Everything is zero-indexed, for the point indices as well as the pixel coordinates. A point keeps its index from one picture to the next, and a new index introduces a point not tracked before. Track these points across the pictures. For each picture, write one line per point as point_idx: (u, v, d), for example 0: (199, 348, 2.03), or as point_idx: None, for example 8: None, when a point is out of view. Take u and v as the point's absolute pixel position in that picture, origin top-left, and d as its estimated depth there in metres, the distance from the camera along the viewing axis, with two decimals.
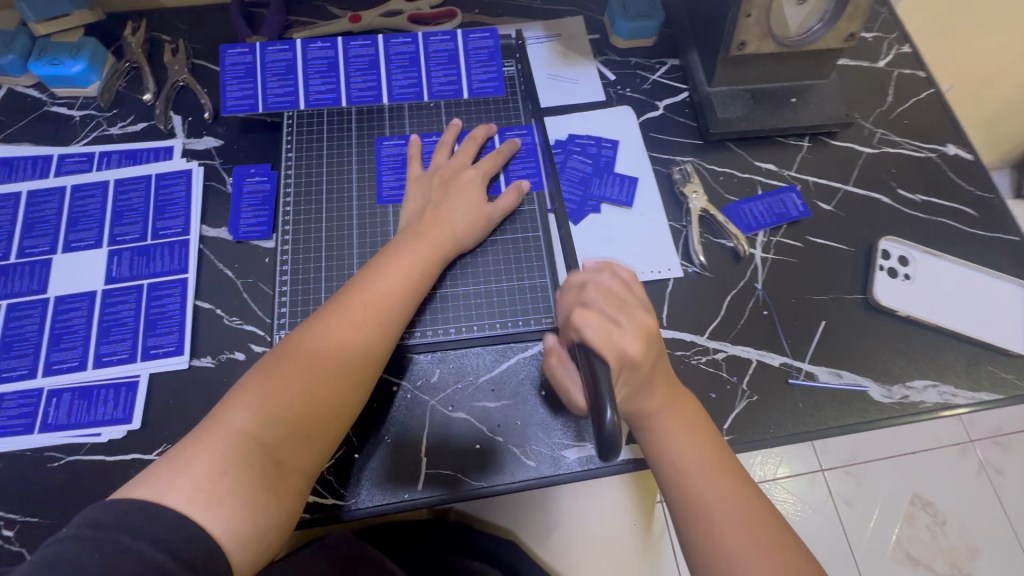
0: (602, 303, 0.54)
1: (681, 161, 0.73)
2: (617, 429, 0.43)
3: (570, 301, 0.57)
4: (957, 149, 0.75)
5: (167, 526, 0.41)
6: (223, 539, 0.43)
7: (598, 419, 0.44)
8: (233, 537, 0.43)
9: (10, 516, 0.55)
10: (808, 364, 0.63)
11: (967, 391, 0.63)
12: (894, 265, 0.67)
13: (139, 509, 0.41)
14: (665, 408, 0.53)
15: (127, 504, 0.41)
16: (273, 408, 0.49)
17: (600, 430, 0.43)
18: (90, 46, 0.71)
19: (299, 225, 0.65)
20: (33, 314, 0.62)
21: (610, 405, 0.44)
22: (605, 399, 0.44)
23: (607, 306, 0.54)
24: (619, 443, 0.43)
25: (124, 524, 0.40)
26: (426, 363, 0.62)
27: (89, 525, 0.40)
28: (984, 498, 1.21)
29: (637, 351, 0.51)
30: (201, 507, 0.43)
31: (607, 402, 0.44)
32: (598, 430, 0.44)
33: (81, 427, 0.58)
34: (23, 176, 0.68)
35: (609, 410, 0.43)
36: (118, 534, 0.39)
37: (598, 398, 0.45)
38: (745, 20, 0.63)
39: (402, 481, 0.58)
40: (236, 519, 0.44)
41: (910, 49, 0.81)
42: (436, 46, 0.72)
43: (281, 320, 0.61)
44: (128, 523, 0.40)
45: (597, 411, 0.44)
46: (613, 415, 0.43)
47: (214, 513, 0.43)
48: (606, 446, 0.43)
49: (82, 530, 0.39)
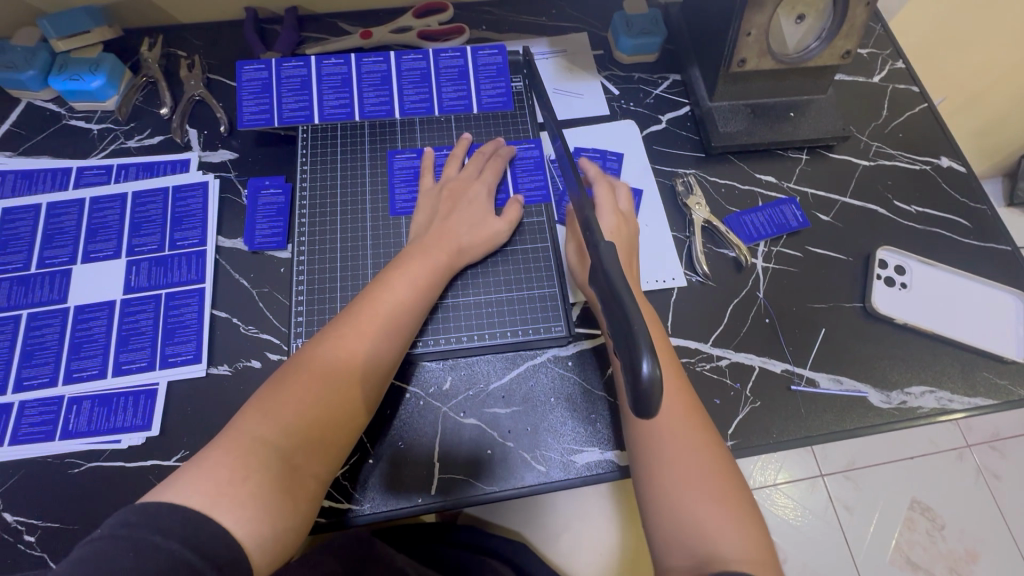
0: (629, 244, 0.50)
1: (684, 173, 0.75)
2: (657, 383, 0.37)
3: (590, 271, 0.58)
4: (951, 161, 0.77)
5: (194, 527, 0.42)
6: (245, 542, 0.44)
7: (633, 373, 0.38)
8: (254, 539, 0.44)
9: (32, 521, 0.56)
10: (809, 370, 0.65)
11: (963, 397, 0.65)
12: (891, 274, 0.70)
13: (167, 511, 0.42)
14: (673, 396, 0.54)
15: (156, 506, 0.42)
16: (288, 416, 0.50)
17: (637, 389, 0.37)
18: (109, 61, 0.73)
19: (313, 236, 0.67)
20: (53, 323, 0.63)
21: (649, 357, 0.37)
22: (640, 350, 0.37)
23: None
24: (657, 402, 0.37)
25: (154, 524, 0.41)
26: (437, 371, 0.64)
27: (122, 526, 0.40)
28: (982, 502, 1.23)
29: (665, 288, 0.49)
30: (224, 509, 0.44)
31: (643, 354, 0.37)
32: (635, 385, 0.38)
33: (101, 434, 0.59)
34: (43, 188, 0.69)
35: (646, 364, 0.37)
36: (149, 533, 0.40)
37: (634, 349, 0.38)
38: (746, 38, 0.65)
39: (415, 485, 0.59)
40: (257, 522, 0.45)
41: (904, 64, 0.83)
42: (446, 62, 0.74)
43: (297, 329, 0.63)
44: (156, 524, 0.41)
45: (632, 366, 0.38)
46: (651, 368, 0.37)
47: (237, 517, 0.44)
48: (643, 404, 0.37)
49: (115, 530, 0.40)
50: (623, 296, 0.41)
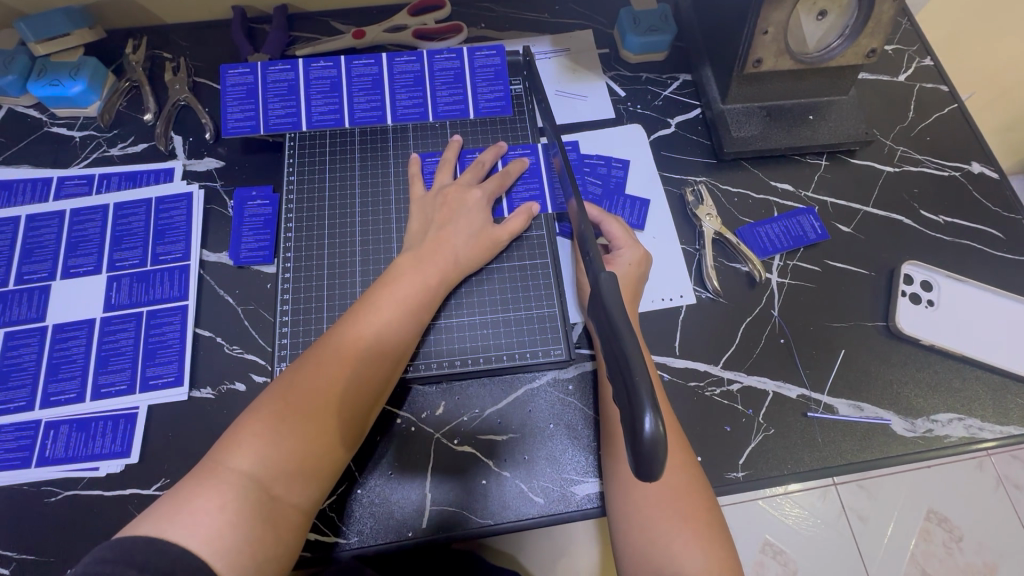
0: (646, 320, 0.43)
1: (694, 181, 0.70)
2: (659, 442, 0.33)
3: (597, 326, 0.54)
4: (982, 167, 0.72)
5: (174, 560, 0.40)
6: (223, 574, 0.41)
7: (633, 428, 0.34)
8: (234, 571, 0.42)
9: (8, 553, 0.54)
10: (827, 396, 0.61)
11: (994, 425, 0.60)
12: (917, 290, 0.65)
13: (144, 544, 0.39)
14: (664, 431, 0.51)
15: (132, 539, 0.40)
16: (270, 448, 0.46)
17: (637, 448, 0.34)
18: (90, 65, 0.70)
19: (299, 251, 0.63)
20: (31, 343, 0.61)
21: (651, 414, 0.34)
22: (642, 404, 0.34)
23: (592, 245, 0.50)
24: (662, 462, 0.33)
25: (129, 559, 0.38)
26: (431, 394, 0.60)
27: (96, 562, 0.38)
28: (1002, 514, 1.18)
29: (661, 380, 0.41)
30: (202, 541, 0.41)
31: (646, 408, 0.34)
32: (633, 443, 0.34)
33: (78, 461, 0.56)
34: (22, 200, 0.66)
35: (648, 420, 0.33)
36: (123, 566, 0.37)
37: (635, 401, 0.34)
38: (762, 36, 0.60)
39: (405, 518, 0.56)
40: (236, 552, 0.42)
41: (932, 61, 0.78)
42: (440, 64, 0.70)
43: (281, 351, 0.59)
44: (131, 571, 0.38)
45: (631, 418, 0.35)
46: (653, 426, 0.33)
47: (216, 548, 0.41)
48: (643, 464, 0.34)
49: (89, 567, 0.37)
50: (622, 330, 0.38)
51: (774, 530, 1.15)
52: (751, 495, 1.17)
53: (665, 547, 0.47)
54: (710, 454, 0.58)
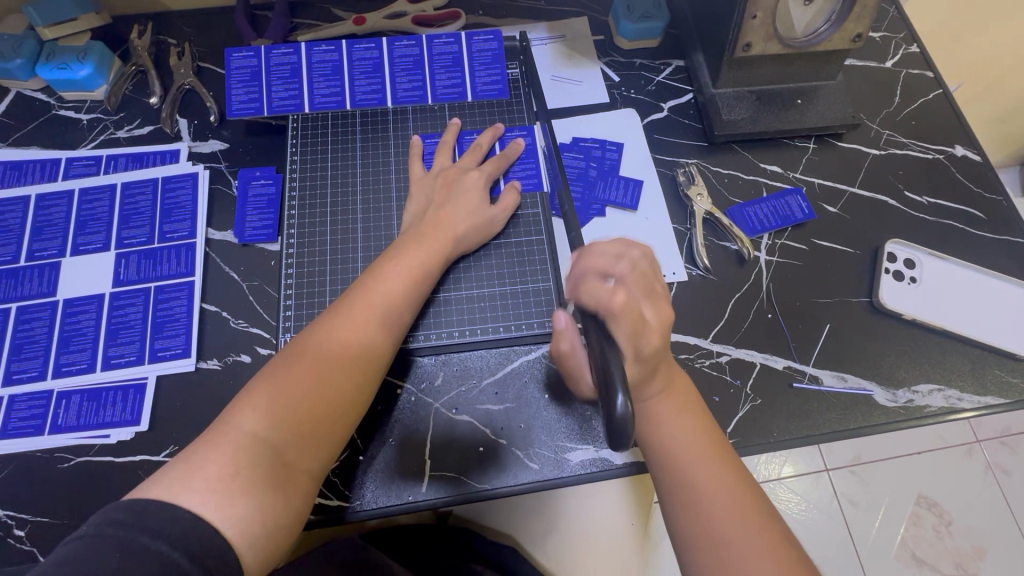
0: (633, 284, 0.52)
1: (685, 163, 0.72)
2: (629, 418, 0.40)
3: (599, 269, 0.54)
4: (965, 150, 0.74)
5: (184, 527, 0.40)
6: (234, 539, 0.42)
7: (608, 407, 0.41)
8: (245, 538, 0.43)
9: (23, 516, 0.56)
10: (813, 367, 0.63)
11: (973, 395, 0.63)
12: (900, 267, 0.67)
13: (155, 509, 0.40)
14: (661, 392, 0.51)
15: (144, 504, 0.40)
16: (282, 410, 0.48)
17: (612, 419, 0.40)
18: (97, 50, 0.72)
19: (303, 229, 0.65)
20: (42, 316, 0.62)
21: (622, 392, 0.40)
22: (616, 385, 0.41)
23: (637, 288, 0.52)
24: (630, 434, 0.40)
25: (142, 524, 0.39)
26: (431, 366, 0.63)
27: (108, 523, 0.39)
28: (991, 499, 1.20)
29: (655, 347, 0.50)
30: (215, 508, 0.42)
31: (618, 389, 0.40)
32: (609, 421, 0.40)
33: (91, 428, 0.58)
34: (31, 179, 0.68)
35: (620, 398, 0.40)
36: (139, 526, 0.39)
37: (609, 387, 0.41)
38: (751, 21, 0.62)
39: (407, 483, 0.58)
40: (248, 519, 0.43)
41: (918, 48, 0.80)
42: (439, 48, 0.72)
43: (286, 324, 0.61)
44: (146, 521, 0.39)
45: (608, 397, 0.41)
46: (625, 403, 0.40)
47: (228, 516, 0.43)
48: (616, 436, 0.40)
49: (101, 528, 0.38)
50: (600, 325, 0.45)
51: None
52: None
53: (715, 521, 0.45)
54: None
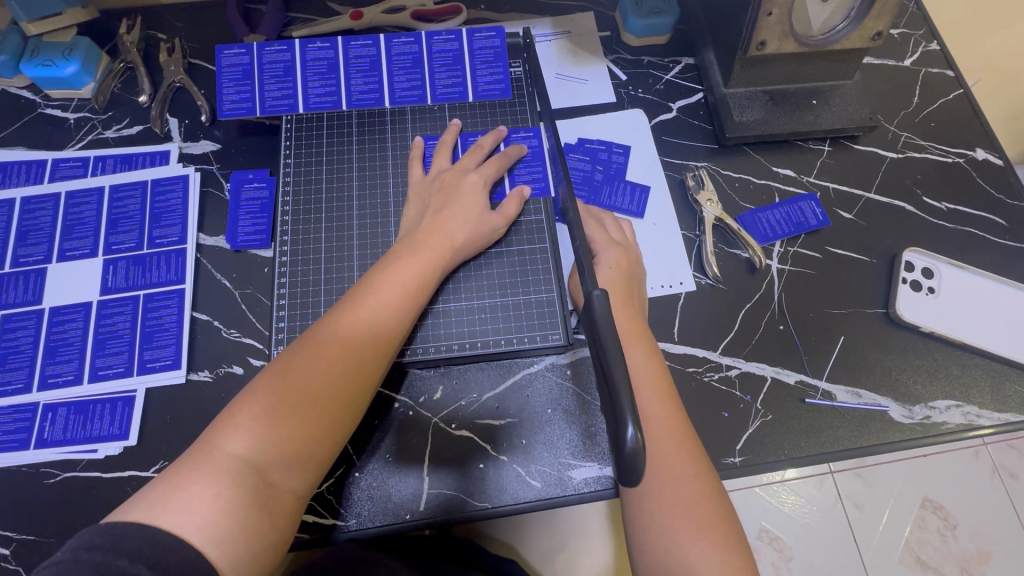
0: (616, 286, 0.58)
1: (695, 166, 0.70)
2: (639, 452, 0.38)
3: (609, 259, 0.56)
4: (987, 154, 0.71)
5: (165, 549, 0.39)
6: (217, 562, 0.41)
7: (617, 440, 0.39)
8: (228, 561, 0.41)
9: (8, 534, 0.54)
10: (825, 382, 0.61)
11: (991, 412, 0.60)
12: (918, 277, 0.65)
13: (134, 531, 0.39)
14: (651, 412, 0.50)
15: (123, 526, 0.39)
16: (267, 428, 0.46)
17: (619, 451, 0.38)
18: (83, 46, 0.69)
19: (297, 235, 0.63)
20: (28, 325, 0.60)
21: (632, 426, 0.38)
22: (625, 416, 0.38)
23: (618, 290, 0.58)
24: (640, 470, 0.38)
25: (119, 547, 0.37)
26: (428, 379, 0.60)
27: (85, 548, 0.37)
28: (997, 503, 1.18)
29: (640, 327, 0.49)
30: (196, 529, 0.41)
31: (628, 420, 0.38)
32: (616, 452, 0.39)
33: (77, 443, 0.56)
34: (17, 182, 0.66)
35: (630, 432, 0.38)
36: (115, 556, 0.37)
37: (617, 414, 0.39)
38: (766, 18, 0.59)
39: (403, 500, 0.56)
40: (231, 541, 0.42)
41: (938, 46, 0.77)
42: (439, 46, 0.70)
43: (279, 335, 0.59)
44: (124, 546, 0.38)
45: (615, 430, 0.39)
46: (634, 435, 0.38)
47: (210, 536, 0.41)
48: (624, 469, 0.38)
49: (77, 553, 0.37)
50: (606, 343, 0.43)
51: (770, 517, 1.16)
52: (748, 483, 1.17)
53: (670, 530, 0.46)
54: (706, 439, 0.58)
